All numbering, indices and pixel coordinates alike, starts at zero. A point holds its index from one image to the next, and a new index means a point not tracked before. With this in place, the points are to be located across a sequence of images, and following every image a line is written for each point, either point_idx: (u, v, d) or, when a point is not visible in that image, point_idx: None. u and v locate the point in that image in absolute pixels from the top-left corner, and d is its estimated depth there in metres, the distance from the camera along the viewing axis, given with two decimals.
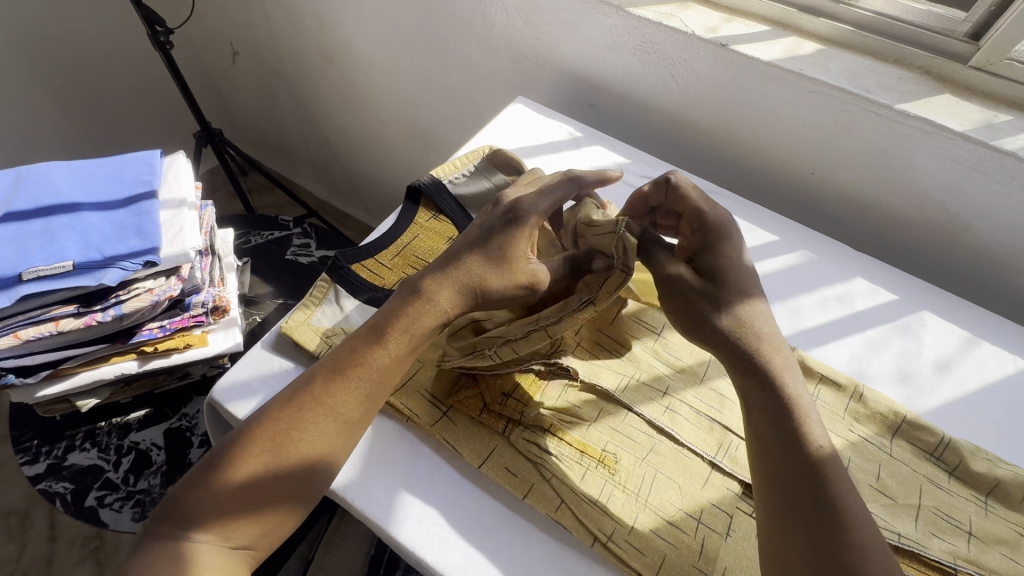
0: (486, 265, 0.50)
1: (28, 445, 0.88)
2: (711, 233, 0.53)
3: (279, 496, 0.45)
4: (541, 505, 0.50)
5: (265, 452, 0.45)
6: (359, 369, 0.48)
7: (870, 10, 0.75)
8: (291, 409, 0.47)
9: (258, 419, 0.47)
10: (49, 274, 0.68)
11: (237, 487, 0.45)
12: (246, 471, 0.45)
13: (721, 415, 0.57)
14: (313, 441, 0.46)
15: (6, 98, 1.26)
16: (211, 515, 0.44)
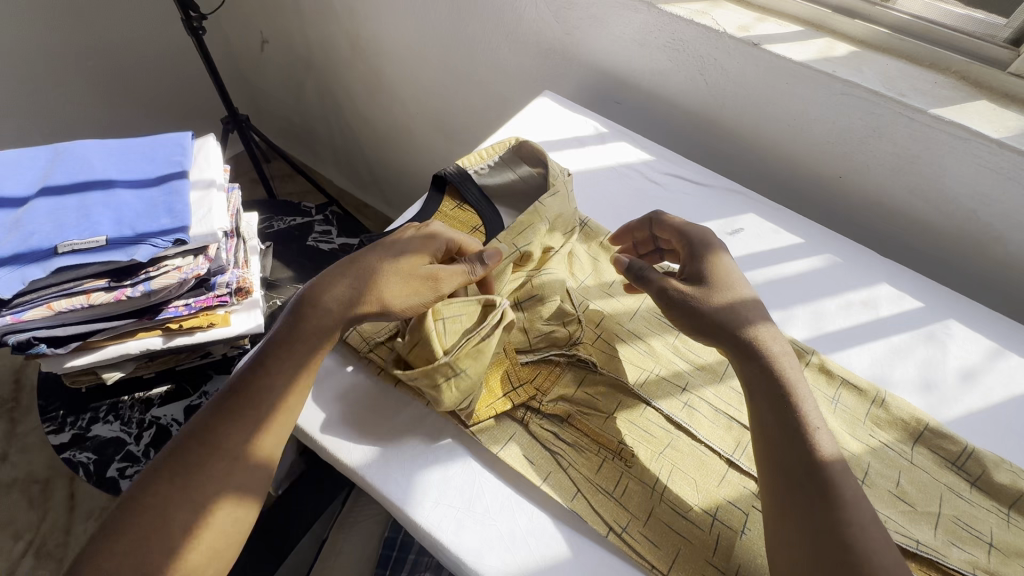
0: (384, 267, 0.54)
1: (54, 414, 0.91)
2: (700, 248, 0.58)
3: (198, 536, 0.45)
4: (559, 492, 0.51)
5: (171, 497, 0.46)
6: (252, 395, 0.51)
7: (907, 13, 0.74)
8: (192, 449, 0.48)
9: (157, 469, 0.48)
10: (82, 248, 0.70)
11: (150, 540, 0.44)
12: (155, 521, 0.45)
13: (740, 413, 0.57)
14: (218, 468, 0.47)
15: (43, 78, 1.29)
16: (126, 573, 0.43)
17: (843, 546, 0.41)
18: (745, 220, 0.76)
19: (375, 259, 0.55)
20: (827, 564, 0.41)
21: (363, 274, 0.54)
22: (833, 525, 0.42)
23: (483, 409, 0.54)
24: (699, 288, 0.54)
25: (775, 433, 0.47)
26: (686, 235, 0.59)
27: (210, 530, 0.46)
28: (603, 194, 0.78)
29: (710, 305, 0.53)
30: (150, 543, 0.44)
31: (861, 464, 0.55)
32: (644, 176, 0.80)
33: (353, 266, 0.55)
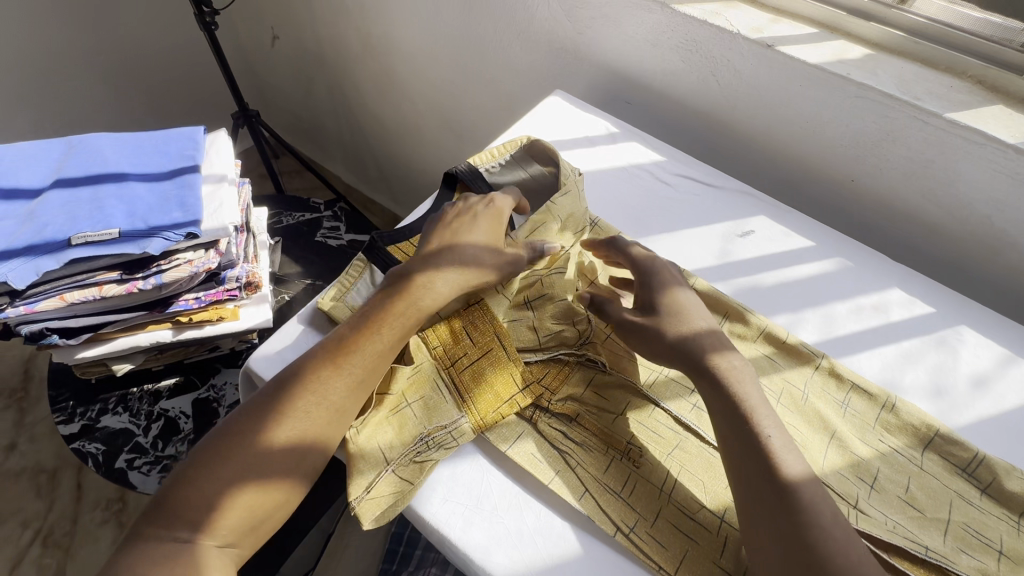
0: (477, 251, 0.57)
1: (64, 405, 0.92)
2: (653, 278, 0.57)
3: (267, 492, 0.46)
4: (567, 491, 0.50)
5: (250, 447, 0.47)
6: (347, 359, 0.51)
7: (923, 16, 0.74)
8: (276, 401, 0.49)
9: (247, 414, 0.49)
10: (95, 240, 0.71)
11: (224, 486, 0.45)
12: (233, 469, 0.46)
13: None
14: (302, 430, 0.48)
15: (55, 71, 1.30)
16: (196, 515, 0.44)
17: (811, 545, 0.42)
18: (755, 223, 0.76)
19: (476, 243, 0.58)
20: (791, 561, 0.41)
21: (460, 252, 0.57)
22: (795, 528, 0.42)
23: (489, 413, 0.53)
24: (651, 317, 0.54)
25: (768, 435, 0.47)
26: (638, 264, 0.58)
27: (280, 487, 0.47)
28: (612, 194, 0.78)
29: (662, 334, 0.53)
30: (224, 488, 0.45)
31: (870, 469, 0.55)
32: (654, 176, 0.80)
33: (455, 245, 0.57)
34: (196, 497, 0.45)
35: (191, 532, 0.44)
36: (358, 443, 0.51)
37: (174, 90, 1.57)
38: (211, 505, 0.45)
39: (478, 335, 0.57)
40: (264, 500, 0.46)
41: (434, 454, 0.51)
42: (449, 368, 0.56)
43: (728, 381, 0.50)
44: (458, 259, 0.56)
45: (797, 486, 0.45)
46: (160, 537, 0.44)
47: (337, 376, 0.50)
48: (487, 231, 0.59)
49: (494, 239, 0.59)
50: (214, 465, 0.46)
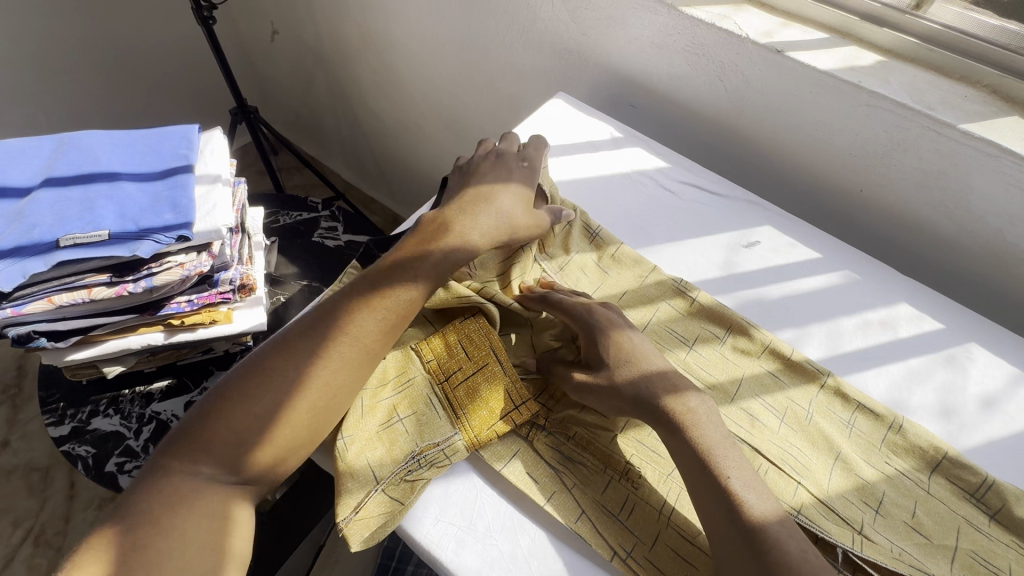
0: (506, 205, 0.62)
1: (55, 406, 0.90)
2: (596, 329, 0.54)
3: (297, 422, 0.48)
4: (563, 513, 0.49)
5: (285, 374, 0.49)
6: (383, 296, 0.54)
7: (937, 23, 0.71)
8: (309, 334, 0.51)
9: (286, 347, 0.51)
10: (85, 243, 0.69)
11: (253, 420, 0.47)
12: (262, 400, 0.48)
13: (750, 436, 0.56)
14: (336, 368, 0.50)
15: (51, 64, 1.29)
16: (223, 450, 0.46)
17: None
18: (761, 233, 0.74)
19: (508, 198, 0.62)
20: None
21: (491, 202, 0.62)
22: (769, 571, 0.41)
23: (484, 430, 0.51)
24: (602, 371, 0.52)
25: (728, 478, 0.46)
26: (577, 317, 0.55)
27: (311, 413, 0.49)
28: (614, 202, 0.76)
29: (618, 391, 0.51)
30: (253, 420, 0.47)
31: (876, 493, 0.54)
32: (658, 183, 0.78)
33: (490, 201, 0.62)
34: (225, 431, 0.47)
35: (217, 470, 0.46)
36: (346, 460, 0.49)
37: (173, 85, 1.55)
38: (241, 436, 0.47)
39: (472, 348, 0.55)
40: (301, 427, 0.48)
41: (426, 473, 0.49)
42: (443, 383, 0.54)
43: (692, 422, 0.49)
44: (491, 210, 0.61)
45: (771, 523, 0.44)
46: (179, 476, 0.45)
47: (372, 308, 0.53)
48: (514, 189, 0.64)
49: (524, 196, 0.64)
50: (242, 398, 0.48)
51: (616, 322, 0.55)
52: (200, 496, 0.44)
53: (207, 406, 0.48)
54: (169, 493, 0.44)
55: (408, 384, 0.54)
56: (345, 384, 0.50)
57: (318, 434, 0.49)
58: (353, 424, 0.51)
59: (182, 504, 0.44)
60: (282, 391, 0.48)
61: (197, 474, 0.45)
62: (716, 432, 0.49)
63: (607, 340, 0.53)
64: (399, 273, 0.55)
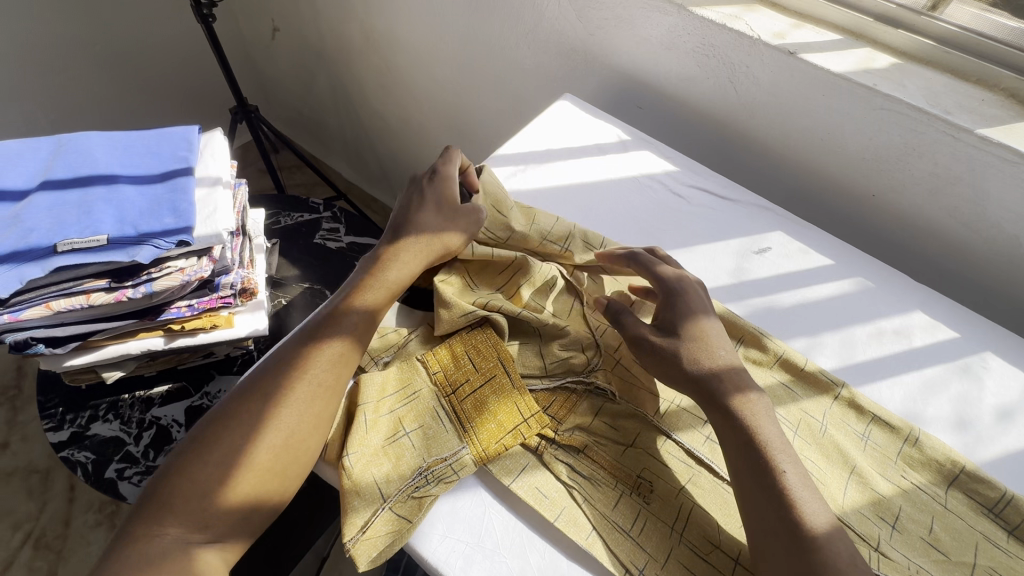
0: (432, 214, 0.62)
1: (53, 411, 0.89)
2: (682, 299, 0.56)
3: (260, 468, 0.47)
4: (574, 532, 0.48)
5: (241, 421, 0.49)
6: (333, 328, 0.54)
7: (954, 24, 0.70)
8: (263, 381, 0.51)
9: (237, 398, 0.50)
10: (83, 247, 0.68)
11: (215, 473, 0.46)
12: (222, 453, 0.47)
13: (800, 436, 0.56)
14: (291, 403, 0.50)
15: (49, 62, 1.27)
16: (187, 508, 0.45)
17: None
18: (772, 239, 0.73)
19: (433, 206, 0.63)
20: None
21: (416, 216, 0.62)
22: None
23: (493, 444, 0.50)
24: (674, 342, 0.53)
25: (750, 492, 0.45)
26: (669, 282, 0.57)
27: (272, 451, 0.48)
28: (622, 207, 0.75)
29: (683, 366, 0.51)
30: (216, 473, 0.46)
31: (892, 507, 0.52)
32: (667, 187, 0.77)
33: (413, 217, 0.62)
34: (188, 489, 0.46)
35: (185, 530, 0.44)
36: (352, 477, 0.48)
37: (172, 84, 1.53)
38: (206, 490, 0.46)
39: (480, 359, 0.54)
40: (265, 468, 0.47)
41: (434, 489, 0.48)
42: (450, 396, 0.53)
43: None
44: (417, 226, 0.61)
45: (794, 542, 0.43)
46: (150, 538, 0.44)
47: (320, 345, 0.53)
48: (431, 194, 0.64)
49: (442, 199, 0.63)
50: (203, 452, 0.47)
51: (695, 286, 0.57)
52: (173, 557, 0.43)
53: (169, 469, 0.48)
54: (139, 558, 0.43)
55: (413, 397, 0.53)
56: (302, 417, 0.49)
57: (290, 471, 0.48)
58: (354, 438, 0.49)
59: (156, 566, 0.42)
60: (242, 437, 0.48)
61: (166, 537, 0.44)
62: (754, 439, 0.48)
63: (683, 305, 0.55)
64: (346, 309, 0.55)
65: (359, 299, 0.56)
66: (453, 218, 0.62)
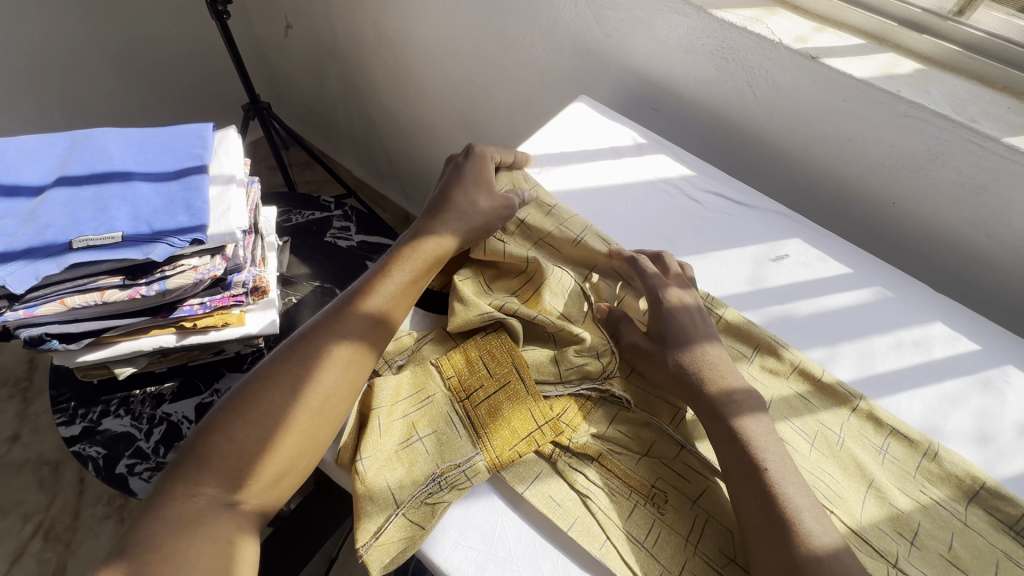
0: (468, 193, 0.66)
1: (65, 405, 0.90)
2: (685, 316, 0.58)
3: (294, 430, 0.49)
4: (587, 541, 0.47)
5: (282, 380, 0.51)
6: (371, 295, 0.57)
7: (981, 30, 0.68)
8: (303, 343, 0.53)
9: (278, 358, 0.53)
10: (98, 244, 0.68)
11: (254, 434, 0.48)
12: (257, 414, 0.49)
13: (818, 447, 0.56)
14: (329, 364, 0.52)
15: (64, 57, 1.27)
16: (223, 470, 0.46)
17: None
18: (789, 246, 0.72)
19: (471, 187, 0.66)
20: None
21: (453, 196, 0.66)
22: None
23: (506, 451, 0.50)
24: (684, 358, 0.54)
25: None
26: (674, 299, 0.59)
27: (309, 412, 0.50)
28: (636, 211, 0.74)
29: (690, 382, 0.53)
30: (253, 434, 0.48)
31: (911, 523, 0.51)
32: (683, 192, 0.76)
33: (450, 197, 0.66)
34: (225, 450, 0.47)
35: (220, 490, 0.46)
36: (365, 482, 0.48)
37: (185, 80, 1.54)
38: (243, 450, 0.47)
39: (494, 365, 0.54)
40: (304, 426, 0.49)
41: (447, 495, 0.48)
42: (464, 402, 0.53)
43: None
44: (454, 204, 0.65)
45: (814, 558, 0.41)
46: (184, 498, 0.45)
47: (355, 313, 0.55)
48: (470, 176, 0.67)
49: (479, 182, 0.67)
50: (240, 413, 0.49)
51: (689, 306, 0.59)
52: (210, 518, 0.44)
53: (208, 425, 0.49)
54: (175, 517, 0.44)
55: (426, 401, 0.52)
56: (340, 379, 0.52)
57: (325, 435, 0.50)
58: (366, 444, 0.49)
59: (194, 527, 0.43)
60: (282, 396, 0.50)
61: (201, 496, 0.45)
62: None
63: (677, 321, 0.57)
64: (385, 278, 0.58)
65: (391, 275, 0.58)
66: (489, 199, 0.65)
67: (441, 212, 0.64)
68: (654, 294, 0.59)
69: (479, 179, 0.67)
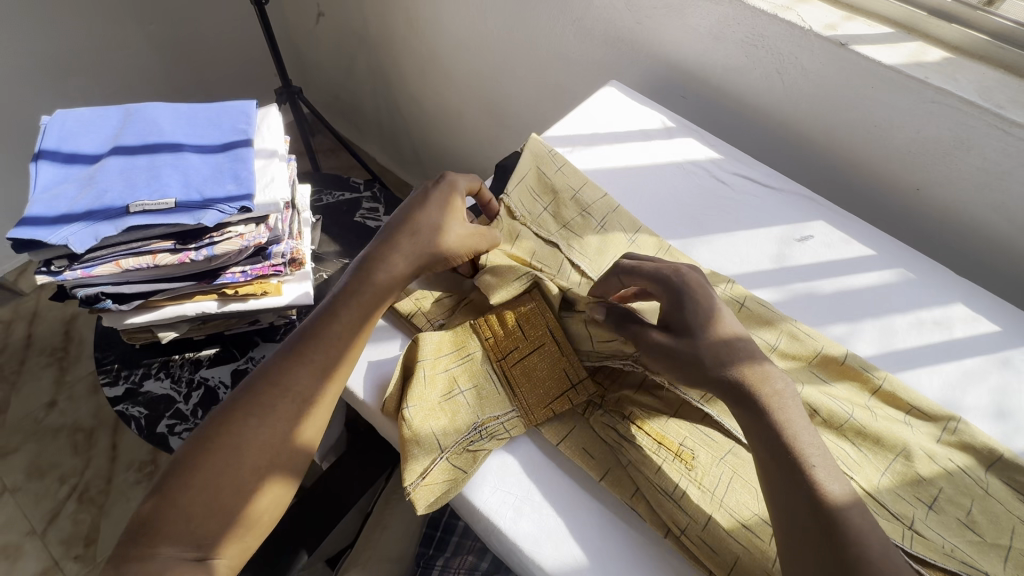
0: (432, 225, 0.59)
1: (109, 367, 0.94)
2: (684, 294, 0.51)
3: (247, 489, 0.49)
4: (618, 490, 0.50)
5: (225, 442, 0.49)
6: (317, 348, 0.54)
7: (1010, 19, 0.70)
8: (246, 400, 0.52)
9: (219, 416, 0.51)
10: (153, 209, 0.72)
11: (203, 497, 0.48)
12: (208, 476, 0.48)
13: (859, 415, 0.57)
14: (275, 425, 0.51)
15: (108, 38, 1.32)
16: (178, 529, 0.46)
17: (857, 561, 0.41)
18: (814, 227, 0.74)
19: (435, 214, 0.59)
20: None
21: (414, 226, 0.59)
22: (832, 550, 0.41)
23: (541, 407, 0.53)
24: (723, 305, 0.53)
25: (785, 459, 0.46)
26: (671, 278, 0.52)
27: (258, 475, 0.50)
28: (664, 192, 0.76)
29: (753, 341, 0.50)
30: (203, 497, 0.47)
31: (932, 489, 0.53)
32: (711, 174, 0.78)
33: (411, 227, 0.59)
34: (175, 514, 0.46)
35: (177, 549, 0.46)
36: (411, 427, 0.50)
37: (218, 65, 1.58)
38: (196, 511, 0.47)
39: (530, 328, 0.57)
40: (254, 488, 0.49)
41: (487, 444, 0.51)
42: (501, 360, 0.56)
43: None
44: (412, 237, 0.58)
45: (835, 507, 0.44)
46: (138, 562, 0.45)
47: (300, 369, 0.53)
48: (436, 201, 0.60)
49: (453, 211, 0.60)
50: (186, 475, 0.48)
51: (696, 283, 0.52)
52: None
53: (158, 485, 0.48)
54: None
55: (467, 358, 0.55)
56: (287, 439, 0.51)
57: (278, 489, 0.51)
58: (411, 394, 0.52)
59: None
60: (226, 458, 0.49)
61: (158, 558, 0.45)
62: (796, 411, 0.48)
63: (694, 303, 0.50)
64: (331, 327, 0.55)
65: (338, 324, 0.55)
66: (458, 235, 0.60)
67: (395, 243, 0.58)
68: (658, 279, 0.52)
69: (447, 208, 0.60)
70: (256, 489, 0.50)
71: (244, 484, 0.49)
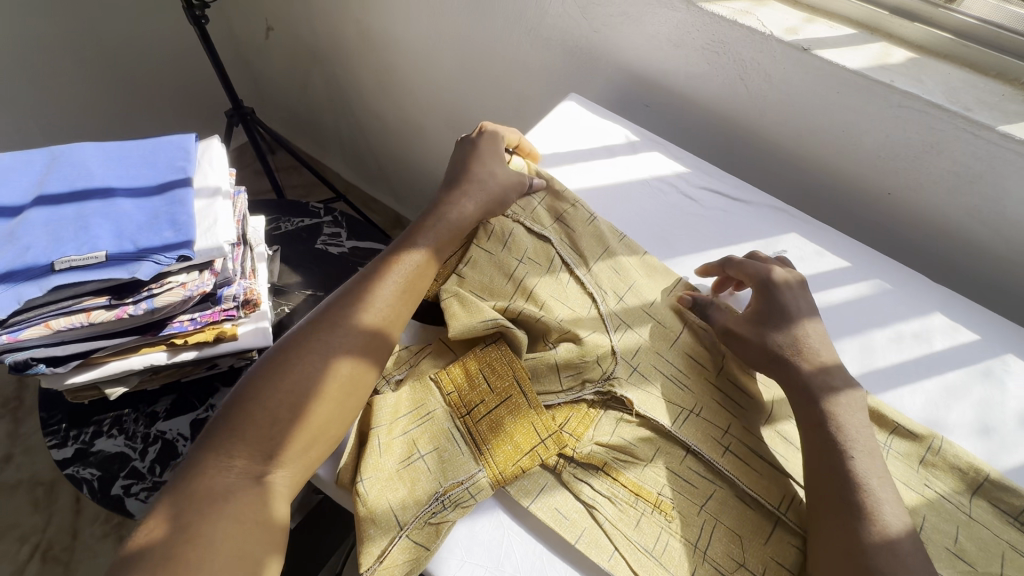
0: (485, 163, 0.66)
1: (57, 427, 0.88)
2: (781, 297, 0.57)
3: (327, 396, 0.50)
4: (595, 555, 0.47)
5: (312, 349, 0.52)
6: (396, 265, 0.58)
7: (972, 16, 0.68)
8: (332, 313, 0.55)
9: (307, 328, 0.54)
10: (81, 265, 0.66)
11: (286, 400, 0.49)
12: (290, 379, 0.50)
13: None
14: (358, 333, 0.53)
15: (39, 68, 1.24)
16: (258, 436, 0.47)
17: None
18: (786, 241, 0.71)
19: (491, 156, 0.67)
20: None
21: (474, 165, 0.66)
22: None
23: (508, 466, 0.49)
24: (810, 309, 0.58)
25: None
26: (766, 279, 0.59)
27: (337, 382, 0.51)
28: (632, 211, 0.73)
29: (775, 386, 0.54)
30: (287, 399, 0.49)
31: (916, 519, 0.51)
32: (678, 190, 0.75)
33: (469, 166, 0.66)
34: (259, 416, 0.48)
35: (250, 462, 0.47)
36: (366, 505, 0.47)
37: (164, 87, 1.50)
38: (277, 417, 0.48)
39: (494, 378, 0.53)
40: (333, 396, 0.50)
41: (451, 514, 0.47)
42: (465, 417, 0.52)
43: None
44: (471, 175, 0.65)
45: None
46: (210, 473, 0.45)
47: (382, 283, 0.56)
48: (489, 145, 0.68)
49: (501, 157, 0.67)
50: (272, 379, 0.50)
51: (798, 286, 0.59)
52: (238, 490, 0.45)
53: (240, 394, 0.50)
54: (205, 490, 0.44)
55: (426, 417, 0.52)
56: (368, 352, 0.53)
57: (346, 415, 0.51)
58: (365, 463, 0.49)
59: (221, 502, 0.44)
60: (313, 362, 0.51)
61: (231, 469, 0.46)
62: None
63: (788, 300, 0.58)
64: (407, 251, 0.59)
65: (414, 246, 0.59)
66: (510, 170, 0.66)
67: (459, 182, 0.65)
68: (762, 277, 0.59)
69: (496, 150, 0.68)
70: (332, 399, 0.50)
71: (320, 394, 0.50)
